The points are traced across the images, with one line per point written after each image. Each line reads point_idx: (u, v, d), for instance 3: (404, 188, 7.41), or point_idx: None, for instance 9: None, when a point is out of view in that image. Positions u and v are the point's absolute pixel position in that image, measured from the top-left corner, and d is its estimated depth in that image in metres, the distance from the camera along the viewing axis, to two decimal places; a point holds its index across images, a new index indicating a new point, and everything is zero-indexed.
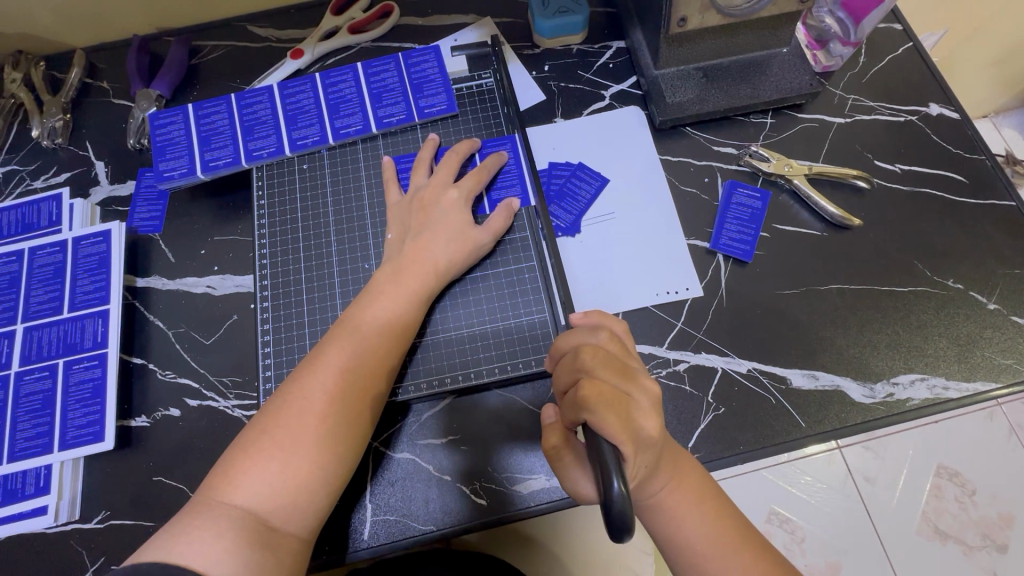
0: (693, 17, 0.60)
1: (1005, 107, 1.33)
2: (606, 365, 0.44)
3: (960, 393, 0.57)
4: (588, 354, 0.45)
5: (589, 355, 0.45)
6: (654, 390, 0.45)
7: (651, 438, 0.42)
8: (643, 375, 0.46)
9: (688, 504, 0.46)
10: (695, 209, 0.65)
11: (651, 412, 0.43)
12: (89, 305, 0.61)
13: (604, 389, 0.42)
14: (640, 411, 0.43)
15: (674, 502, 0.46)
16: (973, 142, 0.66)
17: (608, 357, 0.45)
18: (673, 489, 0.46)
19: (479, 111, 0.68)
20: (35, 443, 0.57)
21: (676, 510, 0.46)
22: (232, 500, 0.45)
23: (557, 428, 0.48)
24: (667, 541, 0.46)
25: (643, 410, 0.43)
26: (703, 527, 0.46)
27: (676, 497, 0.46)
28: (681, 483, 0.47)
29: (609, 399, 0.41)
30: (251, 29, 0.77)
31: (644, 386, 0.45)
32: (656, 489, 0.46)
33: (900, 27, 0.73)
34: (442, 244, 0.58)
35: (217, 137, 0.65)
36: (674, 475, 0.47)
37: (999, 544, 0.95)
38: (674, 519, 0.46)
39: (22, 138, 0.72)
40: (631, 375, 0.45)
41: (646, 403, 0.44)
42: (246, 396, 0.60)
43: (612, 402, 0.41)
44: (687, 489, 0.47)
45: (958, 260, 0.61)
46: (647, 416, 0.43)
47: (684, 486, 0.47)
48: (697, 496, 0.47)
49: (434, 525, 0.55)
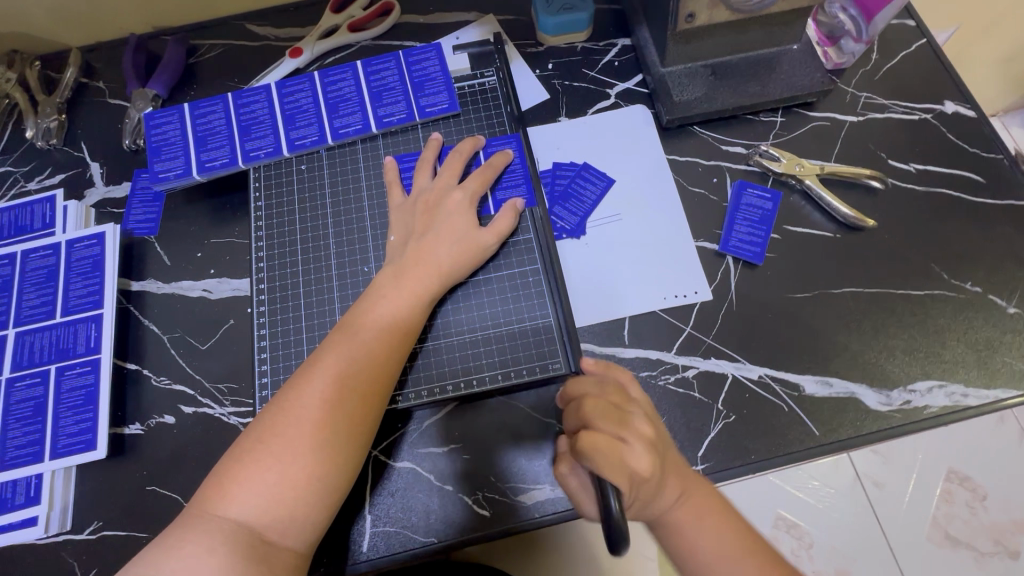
0: (701, 13, 0.58)
1: (1014, 106, 1.31)
2: (604, 416, 0.44)
3: (979, 400, 0.55)
4: (588, 405, 0.45)
5: (588, 406, 0.45)
6: (651, 435, 0.44)
7: (647, 479, 0.42)
8: (637, 418, 0.45)
9: (694, 519, 0.44)
10: (704, 210, 0.63)
11: (645, 455, 0.42)
12: (82, 310, 0.60)
13: (597, 438, 0.42)
14: (633, 457, 0.42)
15: (682, 517, 0.45)
16: (990, 140, 0.65)
17: (606, 407, 0.45)
18: (682, 503, 0.45)
19: (481, 110, 0.66)
20: (26, 452, 0.55)
21: (682, 525, 0.44)
22: (225, 512, 0.43)
23: (564, 464, 0.48)
24: (676, 557, 0.45)
25: (638, 451, 0.43)
26: (715, 543, 0.44)
27: (684, 512, 0.45)
28: (691, 499, 0.45)
29: (601, 447, 0.41)
30: (250, 28, 0.75)
31: (640, 431, 0.44)
32: (662, 503, 0.44)
33: (913, 23, 0.71)
34: (445, 246, 0.56)
35: (213, 137, 0.64)
36: (683, 488, 0.45)
37: (1011, 549, 0.94)
38: (682, 535, 0.44)
39: (15, 139, 0.71)
40: (626, 423, 0.44)
41: (640, 449, 0.42)
42: (243, 402, 0.58)
43: (605, 450, 0.41)
44: (697, 504, 0.45)
45: (976, 262, 0.59)
46: (640, 460, 0.42)
47: (693, 500, 0.45)
48: (708, 511, 0.45)
49: (436, 537, 0.53)
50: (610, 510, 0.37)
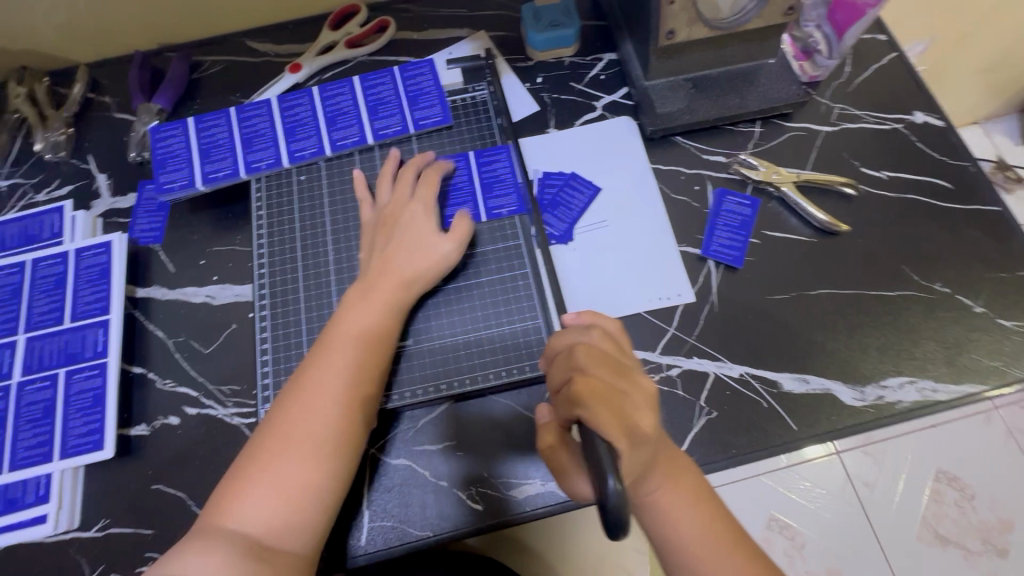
0: (680, 30, 0.61)
1: (996, 114, 1.35)
2: (600, 364, 0.46)
3: (948, 395, 0.57)
4: (582, 354, 0.47)
5: (583, 355, 0.47)
6: (648, 388, 0.47)
7: (646, 434, 0.43)
8: (637, 372, 0.47)
9: (682, 505, 0.47)
10: (686, 217, 0.66)
11: (645, 409, 0.44)
12: (90, 316, 0.62)
13: (598, 386, 0.43)
14: (634, 409, 0.44)
15: (668, 501, 0.47)
16: (958, 148, 0.68)
17: (602, 356, 0.47)
18: (667, 489, 0.47)
19: (473, 122, 0.69)
20: (36, 452, 0.57)
21: (671, 510, 0.47)
22: (227, 525, 0.46)
23: (552, 429, 0.50)
24: (661, 541, 0.47)
25: (638, 406, 0.44)
26: (697, 529, 0.46)
27: (671, 498, 0.47)
28: (676, 484, 0.47)
29: (601, 395, 0.43)
30: (251, 44, 0.78)
31: (638, 382, 0.46)
32: (652, 488, 0.46)
33: (884, 37, 0.74)
34: (407, 256, 0.59)
35: (217, 149, 0.67)
36: (669, 474, 0.47)
37: (999, 548, 0.96)
38: (668, 519, 0.47)
39: (24, 152, 0.74)
40: (624, 373, 0.46)
41: (641, 400, 0.45)
42: (245, 403, 0.61)
43: (606, 398, 0.43)
44: (682, 490, 0.47)
45: (945, 264, 0.62)
46: (640, 412, 0.44)
47: (679, 487, 0.47)
48: (692, 497, 0.47)
49: (431, 531, 0.55)
50: (608, 495, 0.35)
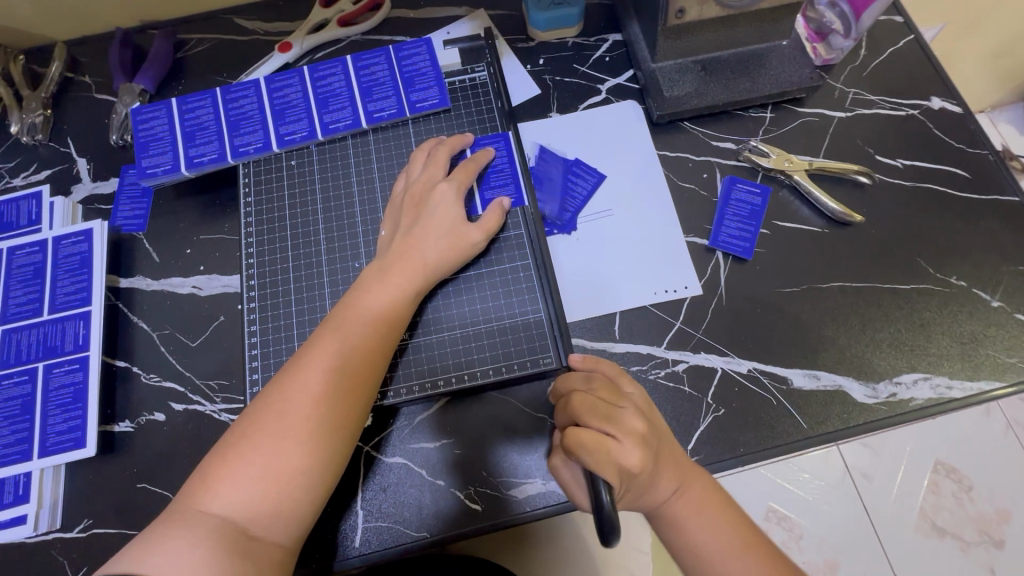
0: (690, 9, 0.58)
1: (1002, 102, 1.33)
2: (591, 409, 0.44)
3: (963, 392, 0.55)
4: (575, 399, 0.45)
5: (575, 399, 0.45)
6: (639, 429, 0.44)
7: (637, 473, 0.42)
8: (628, 413, 0.45)
9: (698, 510, 0.45)
10: (694, 206, 0.63)
11: (636, 448, 0.43)
12: (70, 307, 0.59)
13: (585, 434, 0.42)
14: (623, 451, 0.42)
15: (682, 506, 0.45)
16: (976, 136, 0.65)
17: (594, 403, 0.45)
18: (679, 492, 0.45)
19: (472, 105, 0.66)
20: (15, 450, 0.55)
21: (685, 515, 0.45)
22: (210, 507, 0.43)
23: (559, 450, 0.49)
24: (675, 546, 0.45)
25: (625, 448, 0.42)
26: (712, 532, 0.44)
27: (684, 501, 0.45)
28: (689, 488, 0.46)
29: (591, 446, 0.42)
30: (238, 22, 0.75)
31: (627, 426, 0.44)
32: (662, 492, 0.45)
33: (901, 19, 0.71)
34: (432, 241, 0.56)
35: (202, 132, 0.63)
36: (680, 478, 0.46)
37: (996, 539, 0.96)
38: (682, 522, 0.45)
39: (0, 134, 0.70)
40: (617, 418, 0.44)
41: (632, 438, 0.43)
42: (234, 399, 0.58)
43: (594, 447, 0.42)
44: (694, 494, 0.46)
45: (962, 257, 0.60)
46: (630, 454, 0.42)
47: (692, 490, 0.46)
48: (705, 501, 0.46)
49: (427, 531, 0.53)
50: (602, 503, 0.38)
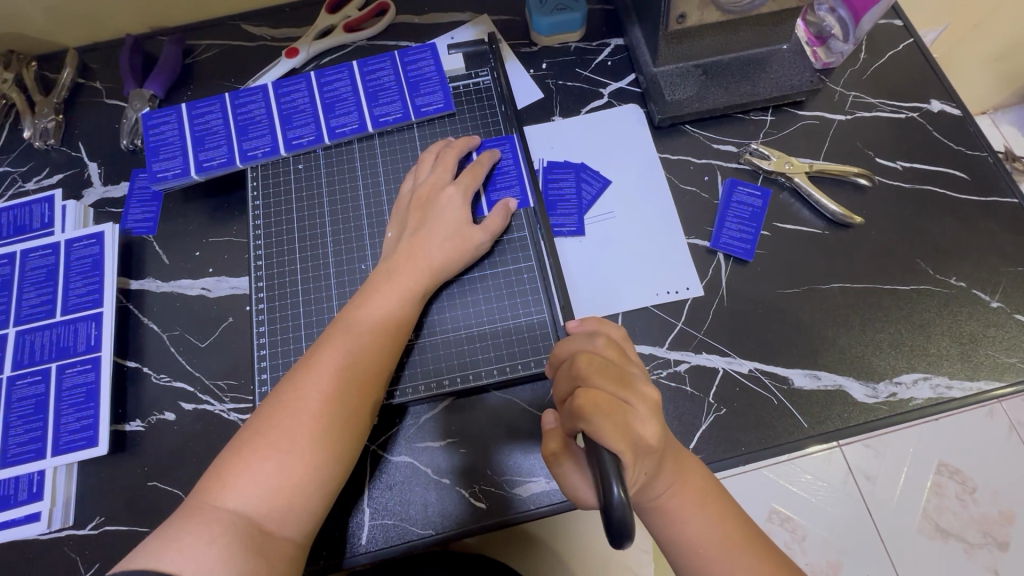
0: (692, 14, 0.59)
1: (1005, 103, 1.33)
2: (604, 373, 0.44)
3: (963, 392, 0.56)
4: (585, 362, 0.45)
5: (586, 363, 0.45)
6: (652, 397, 0.45)
7: (651, 446, 0.42)
8: (641, 381, 0.45)
9: (690, 508, 0.46)
10: (695, 208, 0.64)
11: (650, 418, 0.43)
12: (83, 308, 0.61)
13: (600, 397, 0.42)
14: (638, 419, 0.42)
15: (675, 504, 0.46)
16: (975, 138, 0.66)
17: (605, 364, 0.45)
18: (675, 491, 0.46)
19: (476, 110, 0.67)
20: (28, 449, 0.56)
21: (677, 513, 0.45)
22: (225, 503, 0.44)
23: (557, 434, 0.47)
24: (670, 544, 0.46)
25: (642, 417, 0.42)
26: (706, 530, 0.45)
27: (678, 500, 0.46)
28: (684, 486, 0.46)
29: (606, 408, 0.41)
30: (246, 28, 0.76)
31: (641, 392, 0.44)
32: (657, 491, 0.45)
33: (900, 23, 0.72)
34: (438, 242, 0.57)
35: (212, 137, 0.64)
36: (675, 476, 0.46)
37: (1000, 541, 0.96)
38: (676, 520, 0.45)
39: (13, 139, 0.71)
40: (629, 383, 0.44)
41: (645, 411, 0.43)
42: (242, 399, 0.59)
43: (610, 412, 0.41)
44: (689, 492, 0.46)
45: (961, 258, 0.61)
46: (645, 423, 0.42)
47: (687, 489, 0.46)
48: (700, 499, 0.46)
49: (432, 529, 0.54)
50: (611, 499, 0.35)
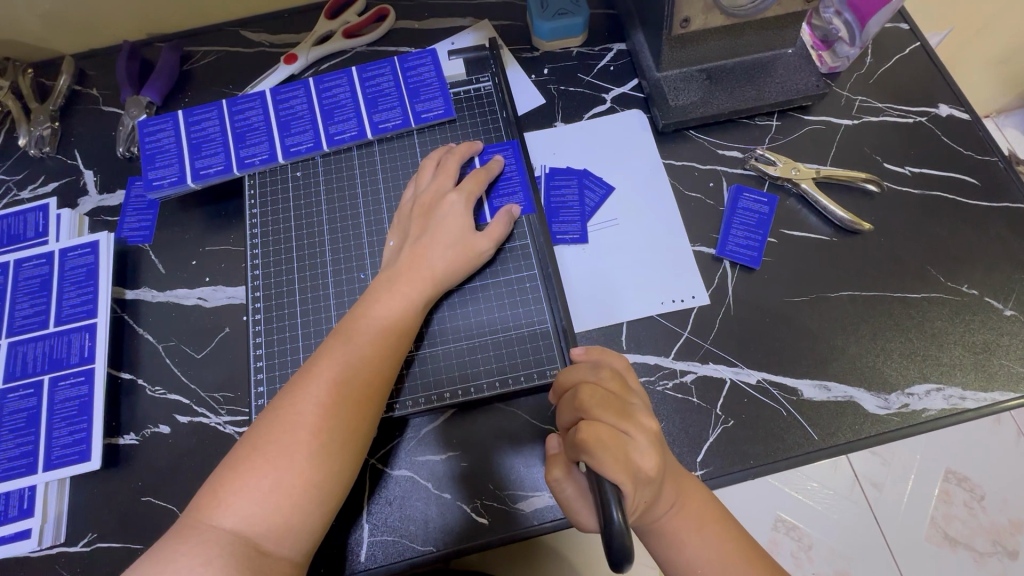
0: (696, 18, 0.58)
1: (1008, 107, 1.32)
2: (605, 405, 0.43)
3: (977, 403, 0.55)
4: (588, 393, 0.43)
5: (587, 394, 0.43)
6: (652, 428, 0.43)
7: (650, 477, 0.40)
8: (641, 412, 0.44)
9: (690, 530, 0.44)
10: (700, 215, 0.63)
11: (650, 451, 0.41)
12: (76, 319, 0.59)
13: (602, 429, 0.40)
14: (638, 451, 0.41)
15: (675, 526, 0.44)
16: (985, 143, 0.65)
17: (607, 397, 0.43)
18: (674, 513, 0.44)
19: (477, 116, 0.66)
20: (20, 463, 0.55)
21: (677, 535, 0.44)
22: (220, 522, 0.43)
23: (560, 461, 0.46)
24: (670, 567, 0.45)
25: (642, 449, 0.41)
26: (705, 554, 0.44)
27: (677, 522, 0.44)
28: (684, 507, 0.45)
29: (607, 441, 0.40)
30: (244, 34, 0.75)
31: (642, 423, 0.43)
32: (656, 513, 0.44)
33: (906, 26, 0.71)
34: (440, 251, 0.56)
35: (209, 144, 0.64)
36: (675, 498, 0.44)
37: (1010, 550, 0.94)
38: (675, 543, 0.44)
39: (9, 146, 0.70)
40: (629, 415, 0.43)
41: (646, 443, 0.41)
42: (239, 411, 0.58)
43: (609, 445, 0.40)
44: (690, 514, 0.45)
45: (973, 265, 0.59)
46: (645, 455, 0.41)
47: (687, 510, 0.45)
48: (700, 521, 0.45)
49: (433, 546, 0.53)
50: (612, 525, 0.34)
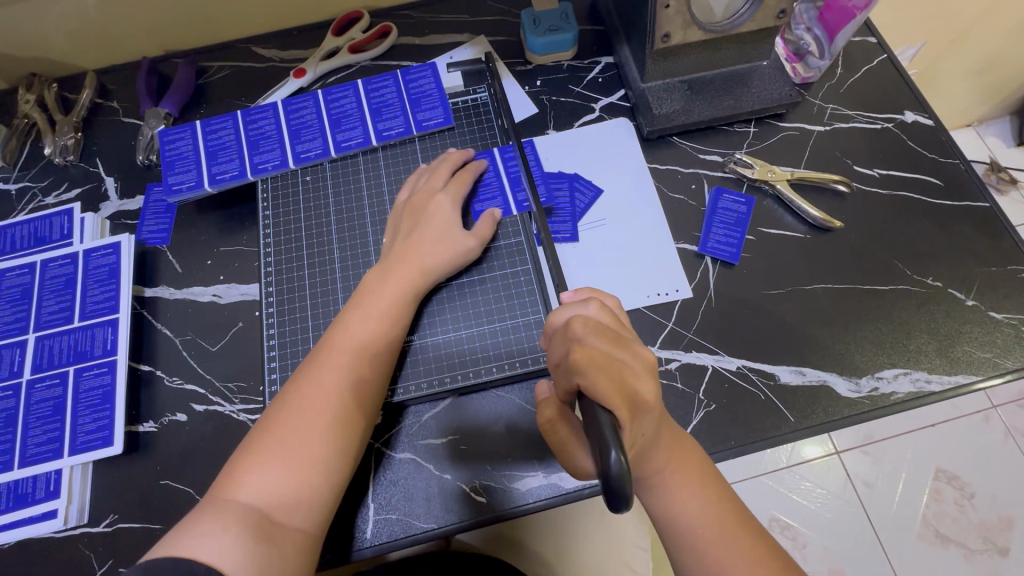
0: (675, 33, 0.63)
1: (988, 116, 1.37)
2: (598, 334, 0.45)
3: (942, 386, 0.59)
4: (580, 325, 0.45)
5: (581, 325, 0.45)
6: (647, 358, 0.46)
7: (645, 403, 0.43)
8: (636, 343, 0.46)
9: (690, 487, 0.47)
10: (683, 214, 0.67)
11: (646, 377, 0.44)
12: (99, 315, 0.63)
13: (596, 354, 0.43)
14: (635, 377, 0.43)
15: (675, 483, 0.47)
16: (948, 147, 0.69)
17: (599, 326, 0.46)
18: (674, 471, 0.48)
19: (474, 124, 0.70)
20: (46, 448, 0.58)
21: (677, 491, 0.47)
22: (238, 497, 0.46)
23: (552, 403, 0.48)
24: (667, 524, 0.47)
25: (638, 375, 0.43)
26: (703, 510, 0.47)
27: (677, 479, 0.47)
28: (682, 466, 0.48)
29: (601, 364, 0.42)
30: (255, 49, 0.80)
31: (636, 353, 0.45)
32: (657, 467, 0.47)
33: (874, 39, 0.76)
34: (430, 245, 0.60)
35: (224, 151, 0.68)
36: (674, 455, 0.48)
37: (1000, 547, 0.97)
38: (674, 499, 0.47)
39: (34, 155, 0.75)
40: (622, 343, 0.45)
41: (640, 368, 0.44)
42: (252, 400, 0.62)
43: (604, 367, 0.42)
44: (687, 473, 0.48)
45: (937, 259, 0.64)
46: (641, 381, 0.43)
47: (687, 471, 0.48)
48: (700, 480, 0.48)
49: (434, 523, 0.56)
50: (610, 468, 0.34)
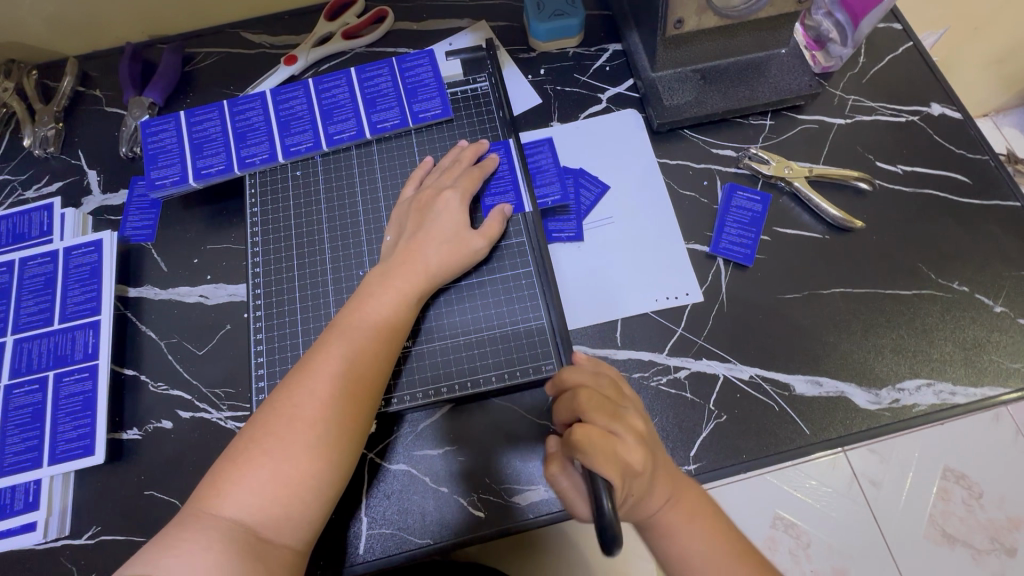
0: (689, 19, 0.59)
1: (1007, 106, 1.32)
2: (598, 408, 0.45)
3: (967, 398, 0.55)
4: (584, 397, 0.45)
5: (583, 396, 0.45)
6: (641, 428, 0.45)
7: (639, 470, 0.42)
8: (629, 413, 0.45)
9: (686, 521, 0.45)
10: (695, 213, 0.64)
11: (636, 446, 0.43)
12: (80, 316, 0.60)
13: (593, 433, 0.42)
14: (625, 448, 0.42)
15: (672, 517, 0.45)
16: (976, 142, 0.65)
17: (601, 399, 0.45)
18: (671, 505, 0.45)
19: (474, 115, 0.67)
20: (25, 457, 0.56)
21: (674, 526, 0.45)
22: (222, 511, 0.44)
23: (557, 457, 0.47)
24: (665, 558, 0.46)
25: (629, 446, 0.42)
26: (701, 546, 0.44)
27: (674, 514, 0.45)
28: (680, 500, 0.46)
29: (595, 441, 0.41)
30: (245, 35, 0.76)
31: (631, 424, 0.44)
32: (651, 509, 0.45)
33: (899, 26, 0.72)
34: (435, 246, 0.57)
35: (210, 144, 0.65)
36: (671, 489, 0.45)
37: (1008, 547, 0.92)
38: (671, 536, 0.45)
39: (14, 146, 0.72)
40: (620, 416, 0.45)
41: (632, 438, 0.43)
42: (240, 407, 0.59)
43: (600, 445, 0.41)
44: (686, 507, 0.46)
45: (965, 262, 0.60)
46: (632, 451, 0.42)
47: (683, 505, 0.45)
48: (694, 513, 0.46)
49: (430, 539, 0.53)
50: (602, 511, 0.37)
